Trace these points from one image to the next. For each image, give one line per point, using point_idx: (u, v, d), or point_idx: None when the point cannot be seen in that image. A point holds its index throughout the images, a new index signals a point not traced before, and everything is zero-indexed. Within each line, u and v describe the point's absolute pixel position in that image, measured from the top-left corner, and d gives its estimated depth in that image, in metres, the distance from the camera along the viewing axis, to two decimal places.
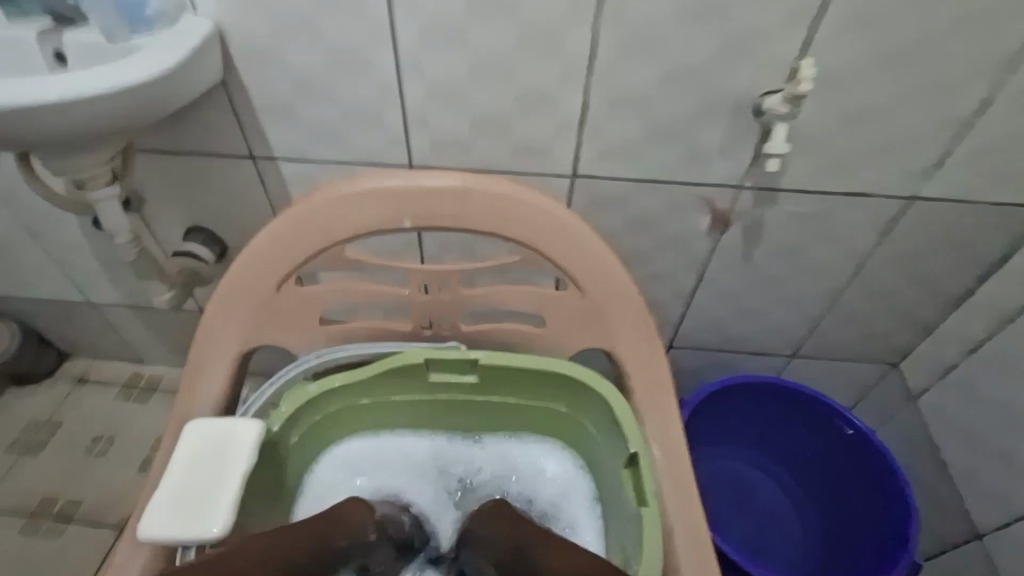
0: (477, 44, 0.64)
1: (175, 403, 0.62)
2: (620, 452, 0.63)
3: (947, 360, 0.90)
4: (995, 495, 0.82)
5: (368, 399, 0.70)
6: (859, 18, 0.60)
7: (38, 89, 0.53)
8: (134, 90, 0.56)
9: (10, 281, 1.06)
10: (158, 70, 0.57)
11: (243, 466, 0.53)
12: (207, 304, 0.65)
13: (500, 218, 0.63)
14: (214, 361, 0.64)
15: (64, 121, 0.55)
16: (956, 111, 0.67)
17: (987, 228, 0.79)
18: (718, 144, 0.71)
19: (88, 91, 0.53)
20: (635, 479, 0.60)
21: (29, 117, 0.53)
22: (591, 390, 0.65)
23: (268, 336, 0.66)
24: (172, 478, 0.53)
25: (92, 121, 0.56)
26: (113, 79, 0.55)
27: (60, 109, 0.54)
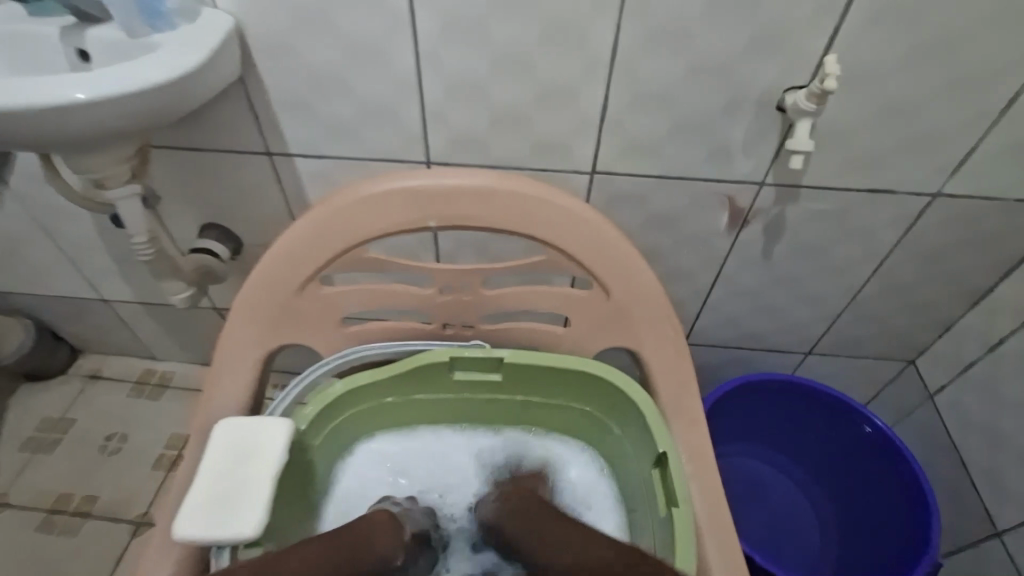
0: (497, 40, 0.63)
1: (201, 404, 0.62)
2: (648, 453, 0.63)
3: (966, 357, 0.89)
4: (1013, 493, 0.80)
5: (391, 399, 0.70)
6: (888, 12, 0.59)
7: (61, 89, 0.52)
8: (158, 90, 0.55)
9: (23, 278, 1.06)
10: (181, 69, 0.56)
11: (275, 468, 0.53)
12: (232, 305, 0.64)
13: (525, 218, 0.62)
14: (239, 361, 0.63)
15: (87, 120, 0.55)
16: (984, 106, 0.66)
17: (1011, 224, 0.77)
18: (740, 140, 0.70)
19: (111, 91, 0.53)
20: (664, 481, 0.60)
21: (52, 117, 0.53)
22: (617, 391, 0.65)
23: (292, 337, 0.66)
24: (205, 479, 0.53)
25: (114, 120, 0.56)
26: (137, 79, 0.54)
27: (84, 108, 0.53)
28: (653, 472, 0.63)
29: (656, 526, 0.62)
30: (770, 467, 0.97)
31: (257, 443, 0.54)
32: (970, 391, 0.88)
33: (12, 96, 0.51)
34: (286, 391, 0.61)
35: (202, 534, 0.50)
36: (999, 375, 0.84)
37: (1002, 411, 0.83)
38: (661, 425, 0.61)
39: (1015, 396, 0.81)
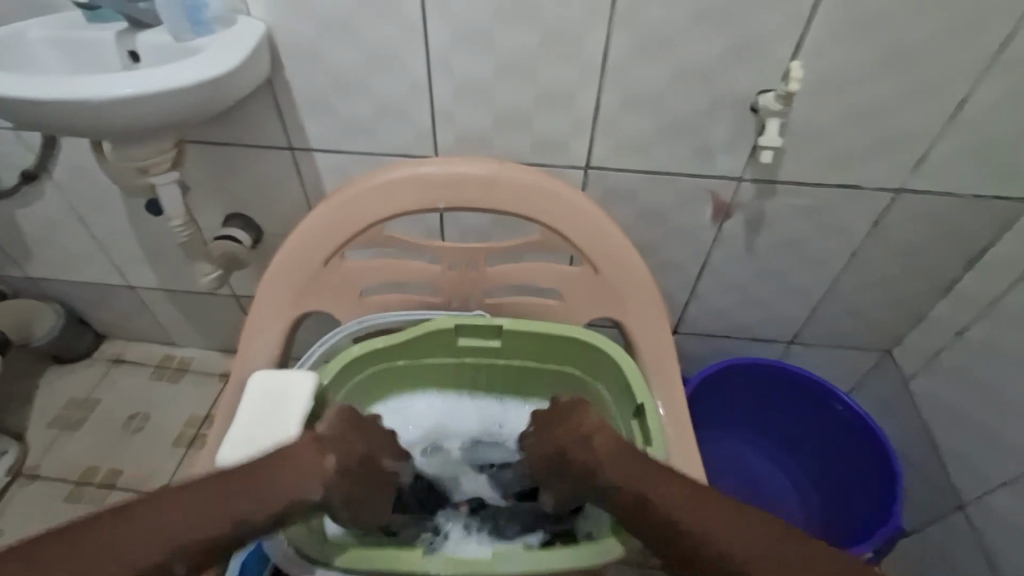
0: (502, 46, 0.71)
1: (234, 363, 0.69)
2: (629, 407, 0.70)
3: (936, 346, 0.95)
4: (978, 473, 0.85)
5: (404, 363, 0.77)
6: (848, 25, 0.66)
7: (111, 85, 0.59)
8: (195, 87, 0.62)
9: (56, 265, 1.14)
10: (215, 72, 0.63)
11: (301, 412, 0.61)
12: (263, 277, 0.71)
13: (523, 202, 0.69)
14: (268, 326, 0.70)
15: (135, 111, 0.62)
16: (942, 110, 0.72)
17: (974, 220, 0.83)
18: (722, 139, 0.77)
19: (155, 87, 0.60)
20: (643, 428, 0.67)
21: (104, 108, 0.60)
22: (604, 355, 0.71)
23: (314, 307, 0.73)
24: (242, 421, 0.60)
25: (155, 113, 0.63)
26: (177, 78, 0.61)
27: (131, 101, 0.60)
28: (633, 423, 0.69)
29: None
30: (751, 447, 1.05)
31: (287, 390, 0.62)
32: (940, 378, 0.93)
33: (75, 89, 0.59)
34: (311, 350, 0.70)
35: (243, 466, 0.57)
36: (965, 362, 0.89)
37: (968, 396, 0.87)
38: (642, 384, 0.68)
39: (979, 381, 0.86)
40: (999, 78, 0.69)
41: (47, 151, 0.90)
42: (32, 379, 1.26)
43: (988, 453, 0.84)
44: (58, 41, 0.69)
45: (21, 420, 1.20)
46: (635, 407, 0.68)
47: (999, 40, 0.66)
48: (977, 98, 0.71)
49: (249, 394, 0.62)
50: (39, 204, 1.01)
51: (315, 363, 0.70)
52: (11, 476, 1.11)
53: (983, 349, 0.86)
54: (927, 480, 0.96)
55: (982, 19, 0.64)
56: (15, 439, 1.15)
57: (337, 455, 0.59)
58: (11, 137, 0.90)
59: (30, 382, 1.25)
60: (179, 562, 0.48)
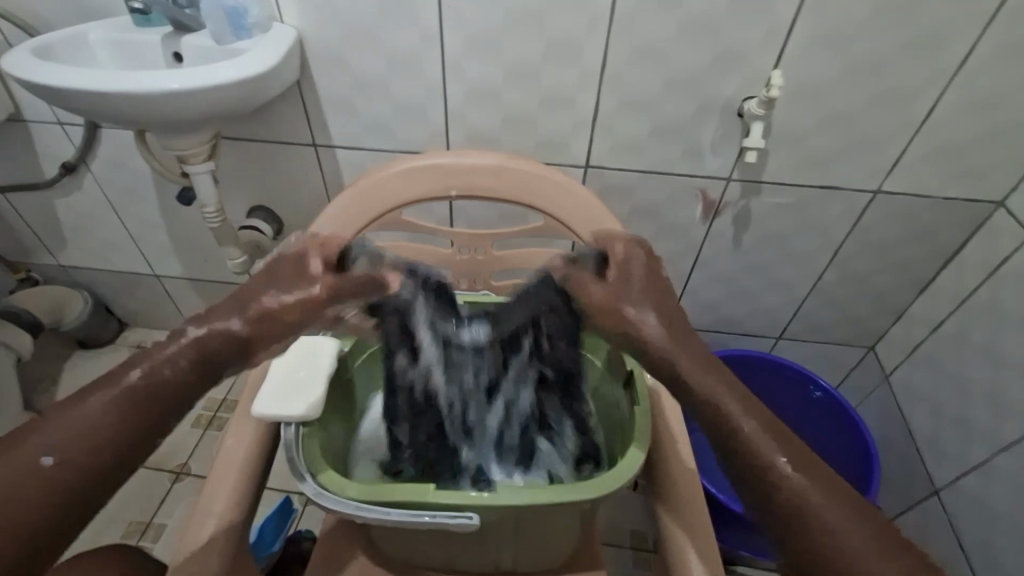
0: (510, 54, 0.78)
1: None
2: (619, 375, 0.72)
3: (914, 340, 1.00)
4: (951, 457, 0.90)
5: None
6: (822, 39, 0.73)
7: (157, 81, 0.65)
8: (231, 86, 0.67)
9: (88, 253, 1.21)
10: (249, 71, 0.68)
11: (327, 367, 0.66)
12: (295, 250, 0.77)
13: (528, 191, 0.76)
14: None
15: (175, 105, 0.67)
16: (911, 117, 0.79)
17: (946, 219, 0.89)
18: (711, 140, 0.84)
19: (196, 84, 0.65)
20: (631, 394, 0.68)
21: (150, 102, 0.66)
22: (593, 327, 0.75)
23: None
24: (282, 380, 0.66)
25: (193, 106, 0.68)
26: (215, 76, 0.66)
27: (174, 97, 0.66)
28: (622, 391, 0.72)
29: (621, 428, 0.70)
30: None
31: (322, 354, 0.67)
32: (917, 369, 0.98)
33: (124, 84, 0.64)
34: None
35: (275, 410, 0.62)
36: (938, 353, 0.94)
37: (942, 385, 0.92)
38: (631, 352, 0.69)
39: (949, 371, 0.91)
40: (962, 88, 0.75)
41: (89, 144, 0.98)
42: (59, 363, 1.32)
43: (958, 437, 0.89)
44: (112, 43, 0.77)
45: (48, 400, 1.26)
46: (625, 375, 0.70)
47: (961, 52, 0.72)
48: (944, 104, 0.77)
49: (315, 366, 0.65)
50: (76, 194, 1.08)
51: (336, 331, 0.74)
52: None
53: (953, 340, 0.91)
54: (905, 466, 1.01)
55: (943, 35, 0.71)
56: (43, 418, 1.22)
57: (277, 288, 0.57)
58: (56, 131, 0.97)
59: (58, 365, 1.32)
60: (47, 458, 0.44)
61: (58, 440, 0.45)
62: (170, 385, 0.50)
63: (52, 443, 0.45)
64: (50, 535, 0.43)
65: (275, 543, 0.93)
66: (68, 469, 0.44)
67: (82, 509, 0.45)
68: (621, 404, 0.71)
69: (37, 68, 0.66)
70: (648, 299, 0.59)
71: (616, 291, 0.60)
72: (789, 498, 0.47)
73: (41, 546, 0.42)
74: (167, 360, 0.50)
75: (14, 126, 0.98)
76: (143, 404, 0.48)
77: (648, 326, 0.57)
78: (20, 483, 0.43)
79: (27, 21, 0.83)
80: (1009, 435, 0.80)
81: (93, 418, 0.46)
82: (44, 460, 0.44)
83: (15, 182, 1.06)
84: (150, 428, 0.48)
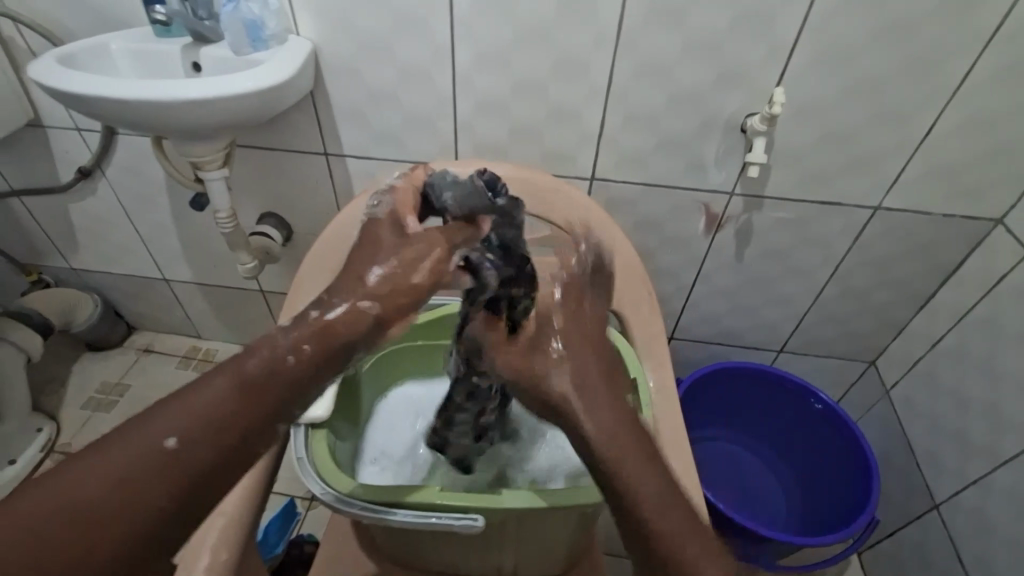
0: (519, 68, 0.80)
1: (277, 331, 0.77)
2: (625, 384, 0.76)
3: (914, 356, 1.01)
4: (951, 472, 0.90)
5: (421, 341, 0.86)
6: (822, 59, 0.75)
7: (175, 90, 0.67)
8: (246, 96, 0.69)
9: (99, 256, 1.23)
10: (265, 82, 0.70)
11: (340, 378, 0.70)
12: (308, 254, 0.79)
13: (536, 202, 0.78)
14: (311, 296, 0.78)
15: (192, 113, 0.69)
16: (910, 136, 0.81)
17: (945, 236, 0.90)
18: (714, 156, 0.86)
19: (212, 94, 0.67)
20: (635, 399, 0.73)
21: (168, 110, 0.68)
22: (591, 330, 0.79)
23: None
24: None
25: (209, 114, 0.70)
26: (231, 86, 0.68)
27: (191, 105, 0.68)
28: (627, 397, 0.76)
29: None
30: (741, 448, 1.12)
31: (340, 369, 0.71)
32: (917, 384, 0.99)
33: (144, 92, 0.66)
34: None
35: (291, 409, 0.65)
36: (938, 369, 0.94)
37: (942, 400, 0.93)
38: (634, 359, 0.74)
39: (949, 386, 0.92)
40: (960, 108, 0.77)
41: (106, 150, 1.00)
42: (67, 364, 1.34)
43: (958, 452, 0.89)
44: (133, 52, 0.80)
45: (56, 401, 1.27)
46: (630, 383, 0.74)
47: (960, 72, 0.74)
48: (944, 122, 0.78)
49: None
50: (91, 199, 1.11)
51: None
52: (44, 453, 1.18)
53: (952, 355, 0.92)
54: (906, 480, 1.01)
55: (941, 57, 0.73)
56: (50, 418, 1.23)
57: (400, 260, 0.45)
58: (75, 137, 1.00)
59: (66, 367, 1.34)
60: (169, 441, 0.38)
61: (184, 421, 0.39)
62: (291, 372, 0.42)
63: (170, 424, 0.38)
64: (175, 525, 0.38)
65: (278, 547, 0.95)
66: (190, 457, 0.38)
67: (195, 509, 0.39)
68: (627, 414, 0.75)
69: (59, 76, 0.68)
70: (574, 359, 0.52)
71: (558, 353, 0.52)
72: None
73: (161, 540, 0.38)
74: (288, 348, 0.42)
75: (34, 132, 1.01)
76: (261, 390, 0.41)
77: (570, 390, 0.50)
78: (144, 468, 0.37)
79: (52, 31, 0.86)
80: (1008, 450, 0.80)
81: (213, 402, 0.40)
82: (168, 444, 0.38)
83: (32, 186, 1.08)
84: (270, 417, 0.41)
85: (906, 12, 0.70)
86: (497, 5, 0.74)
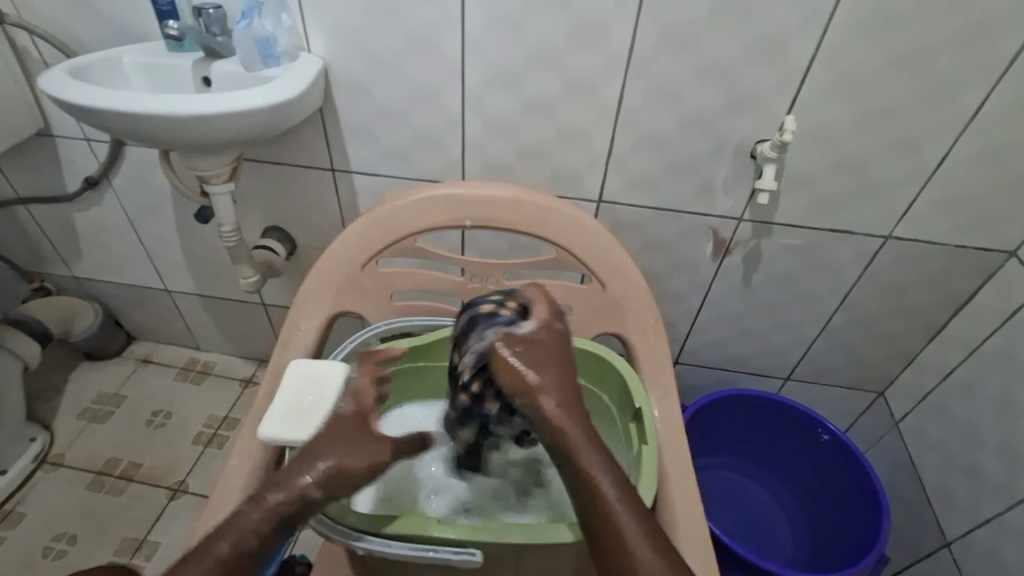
0: (529, 88, 0.80)
1: (274, 352, 0.76)
2: (629, 410, 0.74)
3: (925, 387, 0.99)
4: (963, 508, 0.88)
5: (422, 362, 0.81)
6: (833, 88, 0.74)
7: (185, 105, 0.67)
8: (257, 112, 0.69)
9: (102, 265, 1.22)
10: (276, 99, 0.70)
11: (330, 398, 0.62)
12: (311, 271, 0.79)
13: (541, 224, 0.77)
14: (312, 315, 0.78)
15: (202, 128, 0.69)
16: (922, 165, 0.80)
17: (957, 267, 0.89)
18: (724, 182, 0.85)
19: (222, 109, 0.67)
20: (640, 430, 0.71)
21: (177, 123, 0.68)
22: (599, 359, 0.77)
23: (352, 306, 0.80)
24: (284, 395, 0.63)
25: (219, 130, 0.70)
26: (241, 102, 0.68)
27: (200, 119, 0.67)
28: (631, 425, 0.73)
29: (628, 466, 0.71)
30: (746, 478, 1.11)
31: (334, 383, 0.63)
32: (928, 416, 0.97)
33: (153, 105, 0.66)
34: (343, 345, 0.75)
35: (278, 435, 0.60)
36: (948, 402, 0.93)
37: (953, 433, 0.91)
38: (639, 386, 0.72)
39: (961, 419, 0.90)
40: (975, 139, 0.76)
41: (113, 161, 1.00)
42: (65, 373, 1.33)
43: (970, 489, 0.87)
44: (144, 66, 0.80)
45: (51, 410, 1.26)
46: (634, 411, 0.72)
47: (972, 104, 0.73)
48: (957, 153, 0.78)
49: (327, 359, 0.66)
50: (96, 209, 1.10)
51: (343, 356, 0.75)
52: (36, 463, 1.16)
53: (964, 388, 0.90)
54: (916, 516, 0.98)
55: (955, 88, 0.72)
56: (44, 428, 1.21)
57: (340, 450, 0.55)
58: (82, 147, 1.00)
59: (63, 376, 1.32)
60: None
61: None
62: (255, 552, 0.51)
63: None
64: None
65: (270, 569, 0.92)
66: None
67: None
68: (630, 441, 0.73)
69: (72, 88, 0.68)
70: (539, 350, 0.56)
71: (518, 344, 0.56)
72: (626, 555, 0.49)
73: None
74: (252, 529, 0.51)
75: (43, 141, 1.01)
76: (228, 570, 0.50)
77: (542, 388, 0.54)
78: None
79: (65, 43, 0.86)
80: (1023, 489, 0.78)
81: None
82: None
83: (39, 194, 1.08)
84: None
85: (918, 43, 0.69)
86: (510, 27, 0.75)
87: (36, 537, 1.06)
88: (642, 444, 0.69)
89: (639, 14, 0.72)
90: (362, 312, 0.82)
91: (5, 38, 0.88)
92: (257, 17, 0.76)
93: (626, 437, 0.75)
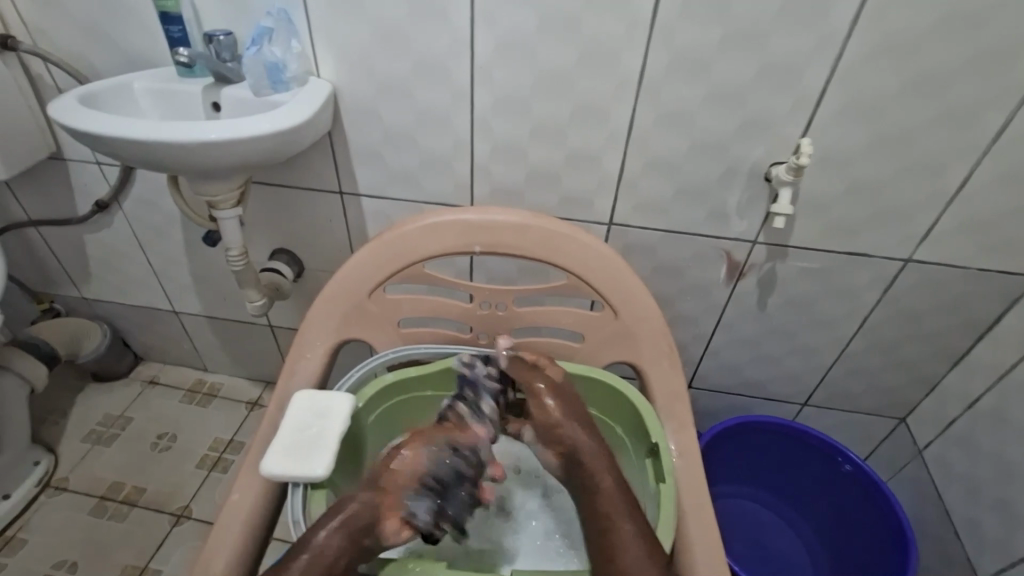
0: (537, 113, 0.79)
1: (278, 382, 0.75)
2: (643, 445, 0.72)
3: (950, 415, 0.95)
4: (996, 544, 0.83)
5: (434, 392, 0.78)
6: (846, 111, 0.73)
7: (192, 133, 0.66)
8: (262, 138, 0.68)
9: (110, 286, 1.22)
10: (282, 125, 0.69)
11: (338, 428, 0.65)
12: (316, 299, 0.78)
13: (551, 250, 0.76)
14: (315, 344, 0.77)
15: (208, 154, 0.68)
16: (944, 188, 0.78)
17: (981, 291, 0.86)
18: (736, 206, 0.84)
19: (228, 137, 0.66)
20: (656, 466, 0.68)
21: (183, 151, 0.67)
22: (614, 391, 0.75)
23: (358, 334, 0.79)
24: (286, 430, 0.65)
25: (226, 155, 0.69)
26: (246, 128, 0.67)
27: (207, 145, 0.67)
28: (646, 460, 0.71)
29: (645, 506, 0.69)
30: (763, 508, 1.07)
31: (337, 412, 0.66)
32: (954, 446, 0.93)
33: (162, 132, 0.66)
34: (348, 374, 0.74)
35: (288, 471, 0.61)
36: (976, 432, 0.89)
37: (982, 465, 0.87)
38: (656, 422, 0.70)
39: (991, 449, 0.86)
40: (998, 162, 0.74)
41: (123, 184, 1.01)
42: (72, 395, 1.32)
43: (1002, 523, 0.83)
44: (155, 92, 0.81)
45: (57, 433, 1.25)
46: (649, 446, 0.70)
47: (994, 127, 0.71)
48: (978, 176, 0.75)
49: (329, 392, 0.68)
50: (106, 231, 1.11)
51: (349, 386, 0.74)
52: (40, 487, 1.15)
53: (992, 416, 0.87)
54: (943, 549, 0.94)
55: (975, 112, 0.70)
56: (49, 451, 1.20)
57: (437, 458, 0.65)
58: (93, 170, 1.00)
59: (70, 398, 1.32)
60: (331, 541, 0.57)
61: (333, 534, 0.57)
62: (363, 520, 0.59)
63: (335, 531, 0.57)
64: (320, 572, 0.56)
65: None
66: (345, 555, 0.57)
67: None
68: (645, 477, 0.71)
69: (82, 115, 0.68)
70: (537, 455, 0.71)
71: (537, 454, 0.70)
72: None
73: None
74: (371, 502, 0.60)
75: (54, 164, 1.01)
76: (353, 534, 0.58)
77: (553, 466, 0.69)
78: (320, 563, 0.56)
79: (78, 69, 0.87)
80: None
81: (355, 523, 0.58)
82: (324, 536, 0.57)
83: (49, 217, 1.09)
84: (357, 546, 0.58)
85: (936, 65, 0.68)
86: (520, 51, 0.74)
87: (37, 563, 1.04)
88: (658, 483, 0.67)
89: (650, 37, 0.71)
90: (368, 340, 0.80)
91: (20, 65, 0.89)
92: (267, 42, 0.75)
93: (641, 472, 0.72)
